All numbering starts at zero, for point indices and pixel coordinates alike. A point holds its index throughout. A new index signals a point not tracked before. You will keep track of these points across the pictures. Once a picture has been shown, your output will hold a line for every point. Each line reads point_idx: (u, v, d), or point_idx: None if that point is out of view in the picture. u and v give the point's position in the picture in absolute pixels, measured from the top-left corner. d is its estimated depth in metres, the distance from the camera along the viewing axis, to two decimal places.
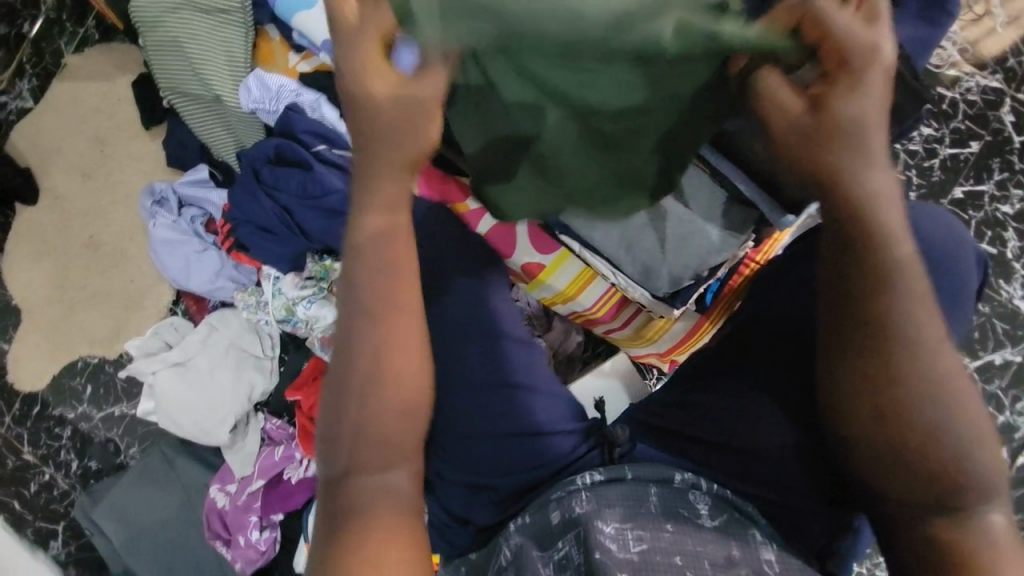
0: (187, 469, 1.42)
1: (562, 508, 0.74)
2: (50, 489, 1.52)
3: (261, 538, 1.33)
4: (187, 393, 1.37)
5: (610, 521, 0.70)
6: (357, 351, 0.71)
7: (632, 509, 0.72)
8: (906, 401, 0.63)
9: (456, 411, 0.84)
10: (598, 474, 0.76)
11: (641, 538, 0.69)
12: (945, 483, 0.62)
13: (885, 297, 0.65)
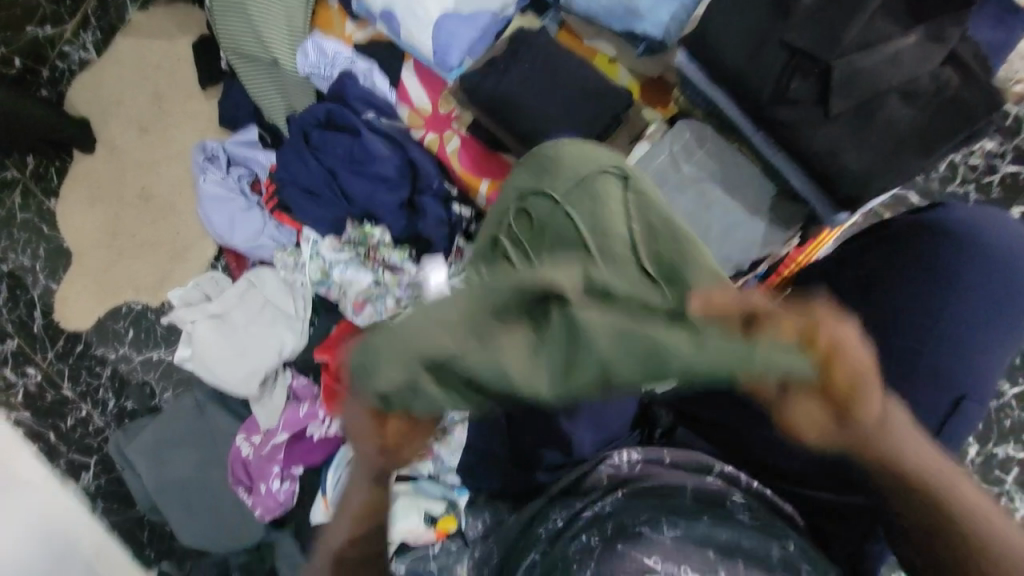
0: (216, 416, 1.48)
1: (594, 499, 0.73)
2: (86, 425, 1.58)
3: (281, 488, 1.38)
4: (222, 344, 1.43)
5: (641, 507, 0.69)
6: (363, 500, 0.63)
7: (665, 499, 0.71)
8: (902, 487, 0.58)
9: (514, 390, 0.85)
10: (637, 453, 0.79)
11: (676, 525, 0.66)
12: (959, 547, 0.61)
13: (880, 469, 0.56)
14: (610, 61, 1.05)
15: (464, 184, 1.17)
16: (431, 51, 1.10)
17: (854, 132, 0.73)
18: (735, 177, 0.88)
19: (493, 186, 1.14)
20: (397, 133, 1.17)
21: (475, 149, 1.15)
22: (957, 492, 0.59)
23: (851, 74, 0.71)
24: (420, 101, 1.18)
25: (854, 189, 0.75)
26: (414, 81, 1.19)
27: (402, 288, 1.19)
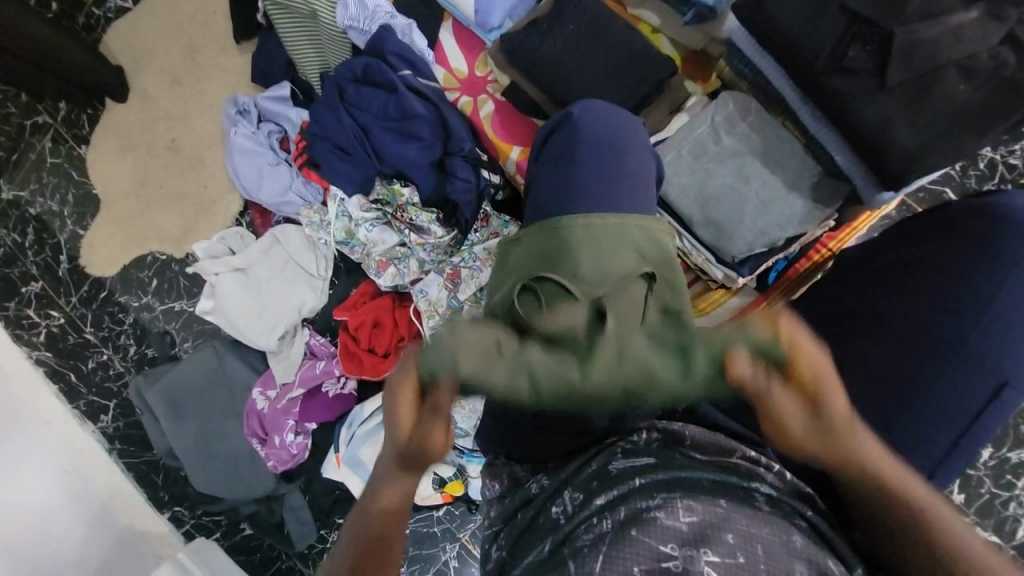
0: (234, 368, 1.50)
1: (610, 485, 0.72)
2: (106, 369, 1.61)
3: (294, 442, 1.40)
4: (244, 298, 1.45)
5: (658, 491, 0.68)
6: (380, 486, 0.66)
7: (680, 481, 0.69)
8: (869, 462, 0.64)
9: None
10: (656, 432, 0.78)
11: (692, 509, 0.65)
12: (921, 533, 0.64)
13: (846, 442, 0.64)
14: (653, 30, 1.03)
15: (494, 149, 1.16)
16: (472, 10, 1.10)
17: (907, 106, 0.70)
18: (778, 153, 0.86)
19: (524, 153, 1.12)
20: (432, 92, 1.16)
21: (508, 113, 1.14)
22: (915, 493, 0.65)
23: (912, 45, 0.68)
24: (456, 63, 1.17)
25: (906, 165, 0.72)
26: (451, 42, 1.18)
27: (426, 252, 1.24)
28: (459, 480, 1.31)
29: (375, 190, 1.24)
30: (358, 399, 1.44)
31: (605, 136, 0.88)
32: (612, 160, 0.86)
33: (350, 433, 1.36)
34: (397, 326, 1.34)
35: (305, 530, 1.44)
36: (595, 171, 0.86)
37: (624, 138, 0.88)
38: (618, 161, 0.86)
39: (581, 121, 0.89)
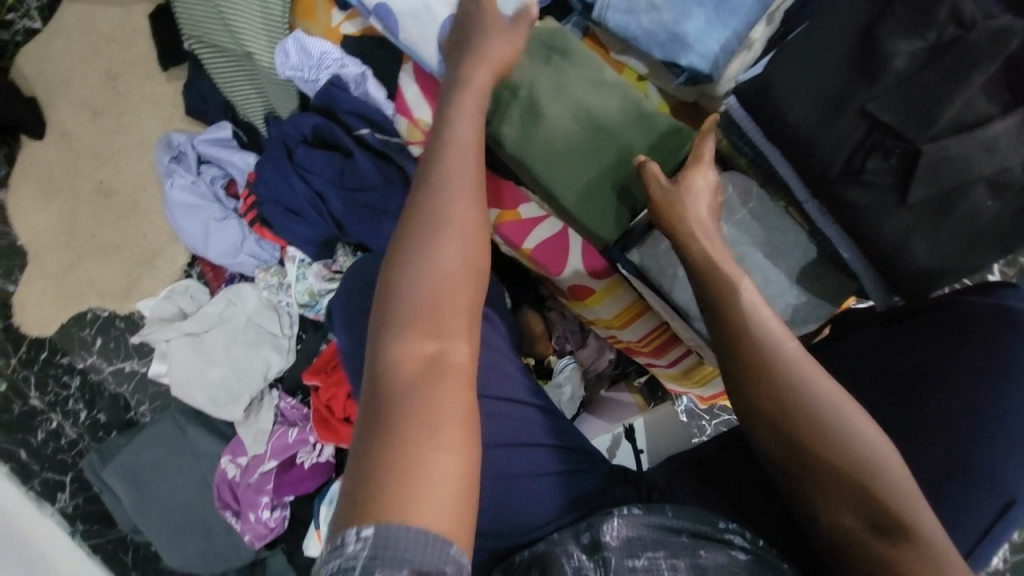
0: (199, 436, 1.40)
1: (597, 527, 0.70)
2: (57, 438, 1.49)
3: (271, 516, 1.32)
4: (202, 365, 1.33)
5: (643, 551, 0.67)
6: (419, 226, 0.65)
7: (661, 538, 0.68)
8: (805, 414, 0.66)
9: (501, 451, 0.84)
10: (637, 506, 0.71)
11: (676, 567, 0.65)
12: (864, 495, 0.64)
13: (775, 373, 0.68)
14: (640, 77, 0.91)
15: None
16: (436, 59, 0.94)
17: (927, 221, 0.67)
18: (775, 243, 0.79)
19: (504, 216, 1.00)
20: (394, 151, 1.03)
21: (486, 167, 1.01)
22: (851, 446, 0.65)
23: (939, 161, 0.64)
24: (420, 111, 1.01)
25: (925, 280, 0.70)
26: (413, 90, 1.01)
27: None
28: None
29: (337, 260, 1.14)
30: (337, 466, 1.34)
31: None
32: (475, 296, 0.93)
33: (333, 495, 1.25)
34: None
35: None
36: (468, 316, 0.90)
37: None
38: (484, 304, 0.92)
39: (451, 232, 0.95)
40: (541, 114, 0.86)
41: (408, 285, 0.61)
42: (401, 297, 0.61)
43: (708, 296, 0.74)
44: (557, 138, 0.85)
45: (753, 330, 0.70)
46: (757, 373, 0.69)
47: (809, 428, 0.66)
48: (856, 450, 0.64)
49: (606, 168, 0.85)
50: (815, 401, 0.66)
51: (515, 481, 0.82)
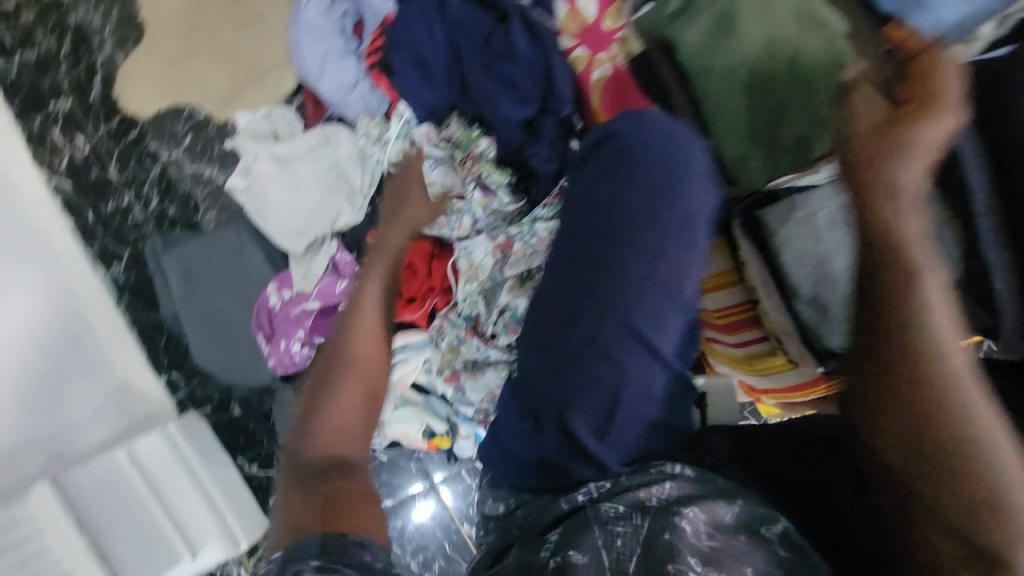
0: (255, 257, 1.45)
1: (643, 475, 0.67)
2: (125, 216, 1.50)
3: (299, 351, 1.38)
4: (280, 191, 1.35)
5: (682, 508, 0.61)
6: (327, 367, 0.91)
7: (706, 498, 0.62)
8: (956, 424, 0.64)
9: (578, 376, 0.72)
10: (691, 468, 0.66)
11: (714, 533, 0.59)
12: (986, 521, 0.62)
13: (941, 377, 0.65)
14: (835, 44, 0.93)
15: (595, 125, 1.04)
16: None
17: None
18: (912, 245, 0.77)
19: None
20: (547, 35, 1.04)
21: (625, 86, 1.00)
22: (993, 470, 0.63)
23: None
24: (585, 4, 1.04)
25: None
26: None
27: (485, 215, 1.11)
28: (448, 436, 1.26)
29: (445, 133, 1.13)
30: None
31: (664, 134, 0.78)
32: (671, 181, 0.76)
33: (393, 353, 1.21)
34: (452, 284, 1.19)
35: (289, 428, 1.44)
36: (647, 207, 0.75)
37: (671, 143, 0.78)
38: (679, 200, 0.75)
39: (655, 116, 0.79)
40: (735, 38, 0.89)
41: (330, 412, 0.85)
42: (309, 422, 0.86)
43: (895, 274, 0.67)
44: (746, 64, 0.89)
45: (929, 327, 0.66)
46: (919, 371, 0.66)
47: (953, 437, 0.64)
48: (995, 475, 0.63)
49: (782, 109, 0.88)
50: (972, 418, 0.64)
51: (633, 402, 0.71)
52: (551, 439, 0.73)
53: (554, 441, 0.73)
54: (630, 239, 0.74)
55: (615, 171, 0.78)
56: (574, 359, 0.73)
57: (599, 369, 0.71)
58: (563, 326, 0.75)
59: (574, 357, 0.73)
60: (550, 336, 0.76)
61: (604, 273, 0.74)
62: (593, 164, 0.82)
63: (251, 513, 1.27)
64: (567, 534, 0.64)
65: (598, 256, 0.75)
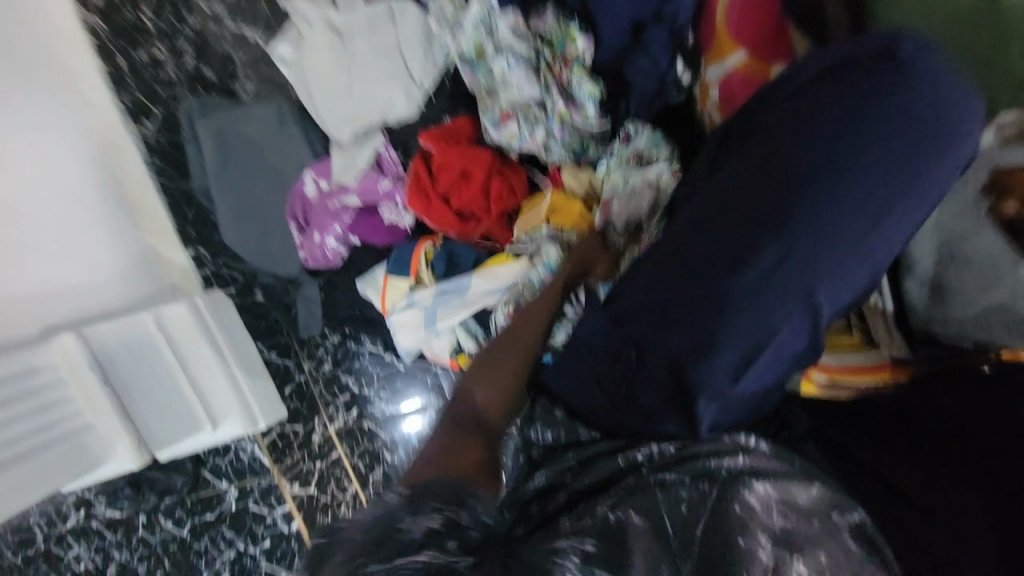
0: (295, 137, 1.34)
1: (708, 450, 0.60)
2: (156, 69, 1.35)
3: (333, 247, 1.29)
4: (331, 65, 1.22)
5: (756, 479, 0.57)
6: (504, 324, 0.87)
7: (774, 477, 0.58)
8: None
9: (701, 316, 0.61)
10: (764, 443, 0.62)
11: (788, 514, 0.55)
12: None
13: None
14: None
15: (713, 40, 0.95)
16: None
17: None
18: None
19: (743, 66, 0.92)
20: None
21: (760, 1, 0.92)
22: None
23: None
24: None
25: None
26: None
27: (562, 130, 1.04)
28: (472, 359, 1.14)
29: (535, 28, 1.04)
30: (409, 236, 1.29)
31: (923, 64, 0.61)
32: (926, 124, 0.59)
33: (451, 256, 1.16)
34: (515, 199, 1.15)
35: (311, 322, 1.41)
36: (882, 142, 0.59)
37: (943, 76, 0.61)
38: (929, 147, 0.59)
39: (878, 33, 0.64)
40: None
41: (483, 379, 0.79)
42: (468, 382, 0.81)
43: None
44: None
45: None
46: None
47: None
48: None
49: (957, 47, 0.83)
50: None
51: (777, 352, 0.60)
52: (643, 380, 0.64)
53: (639, 383, 0.64)
54: (842, 178, 0.59)
55: (861, 91, 0.61)
56: (704, 299, 0.61)
57: (752, 319, 0.59)
58: (727, 262, 0.61)
59: (729, 300, 0.60)
60: (701, 266, 0.62)
61: (798, 208, 0.59)
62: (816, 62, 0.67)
63: (270, 400, 1.31)
64: (625, 492, 0.58)
65: (797, 187, 0.60)
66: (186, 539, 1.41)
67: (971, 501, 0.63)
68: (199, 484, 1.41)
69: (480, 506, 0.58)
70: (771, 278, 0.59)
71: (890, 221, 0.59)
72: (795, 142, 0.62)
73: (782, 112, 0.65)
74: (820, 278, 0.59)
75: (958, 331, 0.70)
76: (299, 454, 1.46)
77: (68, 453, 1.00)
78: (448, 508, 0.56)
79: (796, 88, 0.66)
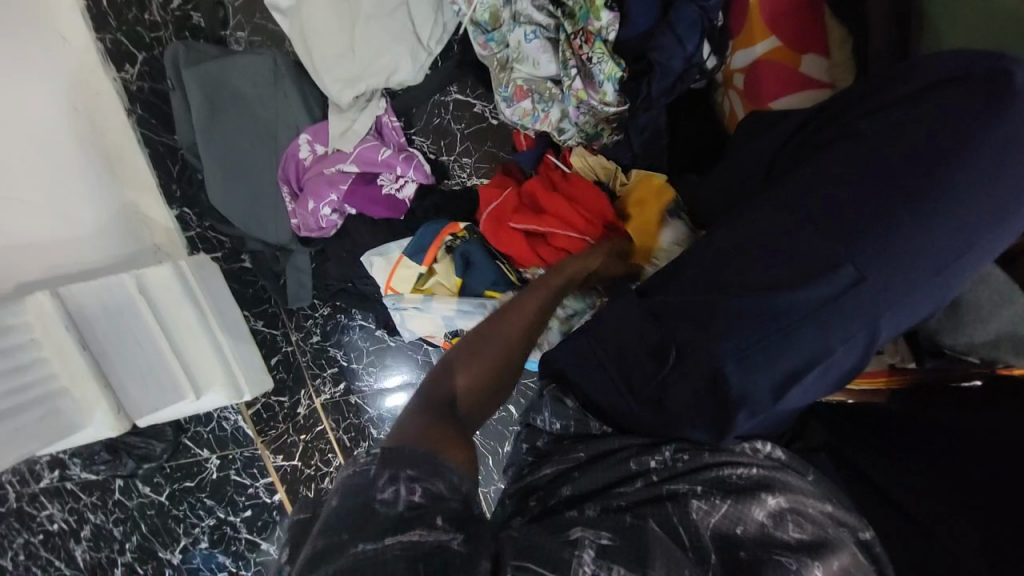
0: (290, 96, 1.26)
1: (724, 460, 0.60)
2: (140, 9, 1.25)
3: (327, 216, 1.23)
4: (334, 21, 1.14)
5: (768, 493, 0.57)
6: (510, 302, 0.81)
7: (787, 490, 0.58)
8: None
9: (728, 325, 0.59)
10: (780, 451, 0.62)
11: (802, 525, 0.55)
12: None
13: None
14: None
15: (743, 23, 0.88)
16: None
17: None
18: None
19: (776, 53, 0.84)
20: None
21: None
22: None
23: None
24: None
25: None
26: None
27: (578, 111, 0.99)
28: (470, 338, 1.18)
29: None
30: (408, 211, 1.23)
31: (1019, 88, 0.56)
32: (1012, 159, 0.56)
33: (468, 260, 1.13)
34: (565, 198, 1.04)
35: (301, 294, 1.35)
36: (973, 176, 0.56)
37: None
38: (1017, 191, 0.57)
39: (932, 54, 0.61)
40: None
41: (483, 339, 0.73)
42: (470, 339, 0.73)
43: None
44: None
45: None
46: None
47: None
48: None
49: None
50: None
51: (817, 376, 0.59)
52: (672, 387, 0.61)
53: (671, 386, 0.61)
54: (927, 209, 0.56)
55: (970, 117, 0.57)
56: (732, 311, 0.59)
57: (808, 339, 0.58)
58: (789, 276, 0.58)
59: (790, 318, 0.58)
60: (744, 273, 0.60)
61: (881, 231, 0.57)
62: (900, 72, 0.62)
63: (256, 369, 1.29)
64: (630, 502, 0.58)
65: (852, 201, 0.58)
66: (165, 505, 1.39)
67: (958, 508, 0.62)
68: (179, 451, 1.38)
69: (455, 471, 0.53)
70: (804, 295, 0.57)
71: (949, 253, 0.57)
72: (884, 160, 0.58)
73: (880, 124, 0.60)
74: (883, 314, 0.58)
75: (965, 346, 0.71)
76: (283, 426, 1.44)
77: (42, 418, 0.96)
78: (422, 479, 0.52)
79: (877, 105, 0.62)
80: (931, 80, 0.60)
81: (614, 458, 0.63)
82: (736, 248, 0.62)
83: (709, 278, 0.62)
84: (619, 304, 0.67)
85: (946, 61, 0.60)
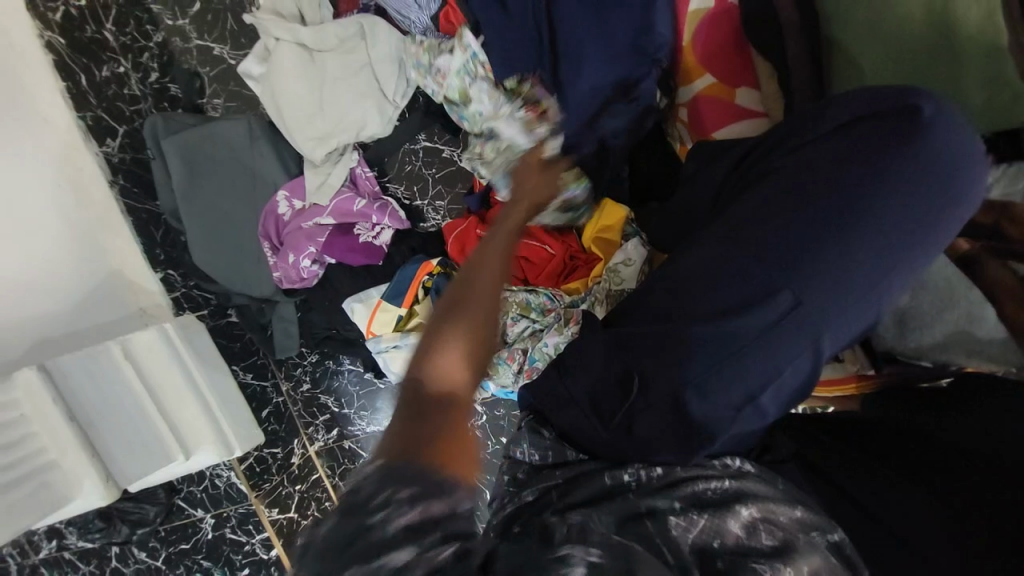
0: (267, 157, 1.31)
1: (696, 477, 0.63)
2: (120, 86, 1.32)
3: (308, 267, 1.27)
4: (303, 84, 1.21)
5: (742, 505, 0.60)
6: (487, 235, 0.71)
7: (759, 500, 0.61)
8: None
9: (682, 352, 0.63)
10: (749, 464, 0.66)
11: (774, 532, 0.57)
12: None
13: None
14: None
15: (680, 63, 0.94)
16: None
17: None
18: None
19: (713, 89, 0.91)
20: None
21: (728, 21, 0.90)
22: None
23: None
24: None
25: None
26: None
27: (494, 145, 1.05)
28: None
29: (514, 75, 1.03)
30: (386, 256, 1.27)
31: (923, 118, 0.61)
32: (934, 179, 0.60)
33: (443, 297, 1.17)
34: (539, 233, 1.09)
35: (288, 344, 1.37)
36: (893, 201, 0.60)
37: (965, 144, 0.61)
38: (930, 212, 0.60)
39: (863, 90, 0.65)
40: None
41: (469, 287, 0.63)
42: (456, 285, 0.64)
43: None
44: None
45: None
46: None
47: None
48: None
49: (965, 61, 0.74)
50: None
51: (773, 396, 0.63)
52: (638, 416, 0.65)
53: (638, 415, 0.65)
54: (854, 229, 0.60)
55: (886, 146, 0.61)
56: (685, 340, 0.63)
57: (758, 359, 0.62)
58: (732, 301, 0.62)
59: (738, 343, 0.62)
60: (695, 303, 0.64)
61: (809, 260, 0.61)
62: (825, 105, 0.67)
63: (245, 423, 1.29)
64: (608, 518, 0.59)
65: (788, 229, 0.62)
66: (161, 569, 1.37)
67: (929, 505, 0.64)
68: (173, 512, 1.37)
69: (457, 493, 0.48)
70: (750, 320, 0.61)
71: (885, 274, 0.61)
72: (815, 192, 0.62)
73: (800, 162, 0.64)
74: (825, 332, 0.62)
75: (917, 351, 0.74)
76: (278, 478, 1.44)
77: (33, 491, 0.97)
78: (416, 503, 0.46)
79: (812, 137, 0.65)
80: (852, 114, 0.64)
81: (594, 483, 0.64)
82: (685, 277, 0.65)
83: (663, 309, 0.66)
84: (584, 338, 0.70)
85: (857, 99, 0.64)
